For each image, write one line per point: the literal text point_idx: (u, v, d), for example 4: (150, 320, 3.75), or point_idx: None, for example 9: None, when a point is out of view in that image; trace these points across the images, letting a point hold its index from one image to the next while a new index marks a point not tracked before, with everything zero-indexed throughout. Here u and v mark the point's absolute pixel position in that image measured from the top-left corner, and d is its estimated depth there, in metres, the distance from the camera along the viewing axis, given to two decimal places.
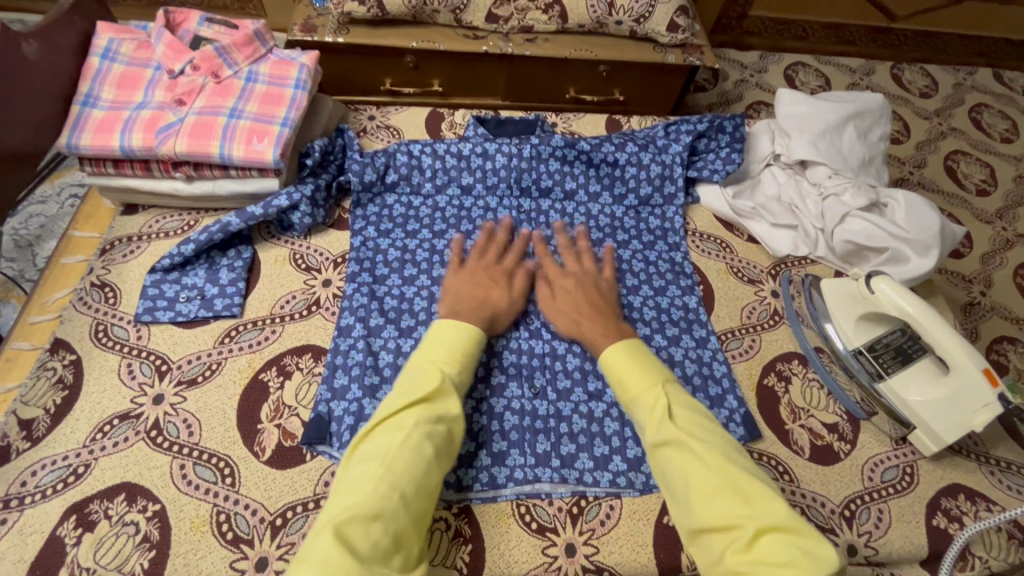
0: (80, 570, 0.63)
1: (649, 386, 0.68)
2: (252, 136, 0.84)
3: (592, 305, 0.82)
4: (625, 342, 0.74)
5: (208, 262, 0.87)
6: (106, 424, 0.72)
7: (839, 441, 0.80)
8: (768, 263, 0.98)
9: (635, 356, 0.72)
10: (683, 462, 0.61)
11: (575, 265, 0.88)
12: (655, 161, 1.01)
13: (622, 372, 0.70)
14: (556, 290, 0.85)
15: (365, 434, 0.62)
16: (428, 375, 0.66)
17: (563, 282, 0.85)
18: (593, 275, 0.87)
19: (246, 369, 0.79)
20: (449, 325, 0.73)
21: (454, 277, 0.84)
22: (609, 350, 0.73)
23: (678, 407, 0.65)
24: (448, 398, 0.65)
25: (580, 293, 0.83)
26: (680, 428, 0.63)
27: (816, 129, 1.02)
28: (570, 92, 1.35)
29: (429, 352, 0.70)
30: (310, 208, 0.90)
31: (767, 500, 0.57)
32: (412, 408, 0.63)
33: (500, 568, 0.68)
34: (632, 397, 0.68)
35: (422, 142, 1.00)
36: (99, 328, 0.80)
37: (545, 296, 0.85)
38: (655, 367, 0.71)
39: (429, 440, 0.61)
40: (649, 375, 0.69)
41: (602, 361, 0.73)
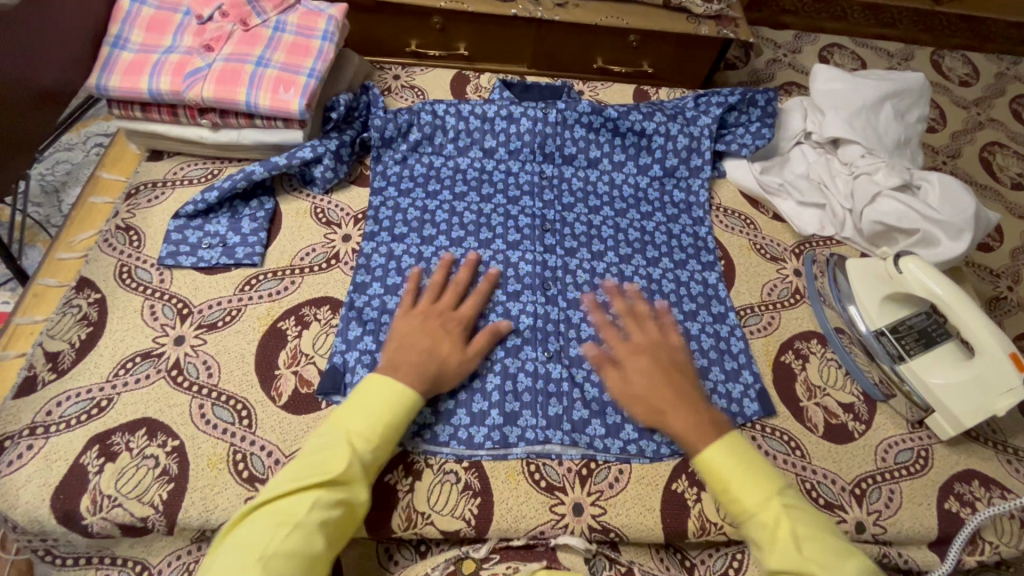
0: (102, 498, 0.65)
1: (761, 501, 0.59)
2: (279, 85, 0.84)
3: (674, 391, 0.67)
4: (723, 437, 0.63)
5: (231, 211, 0.87)
6: (129, 361, 0.74)
7: (854, 421, 0.80)
8: (792, 242, 0.96)
9: (738, 455, 0.62)
10: None
11: (642, 334, 0.73)
12: (683, 132, 0.99)
13: (726, 477, 0.61)
14: (628, 371, 0.70)
15: (254, 509, 0.56)
16: (339, 451, 0.59)
17: (633, 359, 0.70)
18: (666, 346, 0.72)
19: (265, 317, 0.79)
20: (383, 380, 0.65)
21: (403, 319, 0.73)
22: (706, 447, 0.63)
23: (801, 528, 0.57)
24: (356, 480, 0.59)
25: (658, 378, 0.68)
26: (810, 560, 0.55)
27: (851, 106, 1.00)
28: (597, 62, 1.32)
29: (348, 416, 0.62)
30: (333, 162, 0.90)
31: None
32: (313, 490, 0.56)
33: (508, 522, 0.69)
34: (741, 505, 0.60)
35: (447, 102, 0.98)
36: (124, 270, 0.81)
37: (614, 386, 0.70)
38: (761, 469, 0.62)
39: (323, 529, 0.55)
40: (755, 480, 0.61)
41: (697, 457, 0.63)
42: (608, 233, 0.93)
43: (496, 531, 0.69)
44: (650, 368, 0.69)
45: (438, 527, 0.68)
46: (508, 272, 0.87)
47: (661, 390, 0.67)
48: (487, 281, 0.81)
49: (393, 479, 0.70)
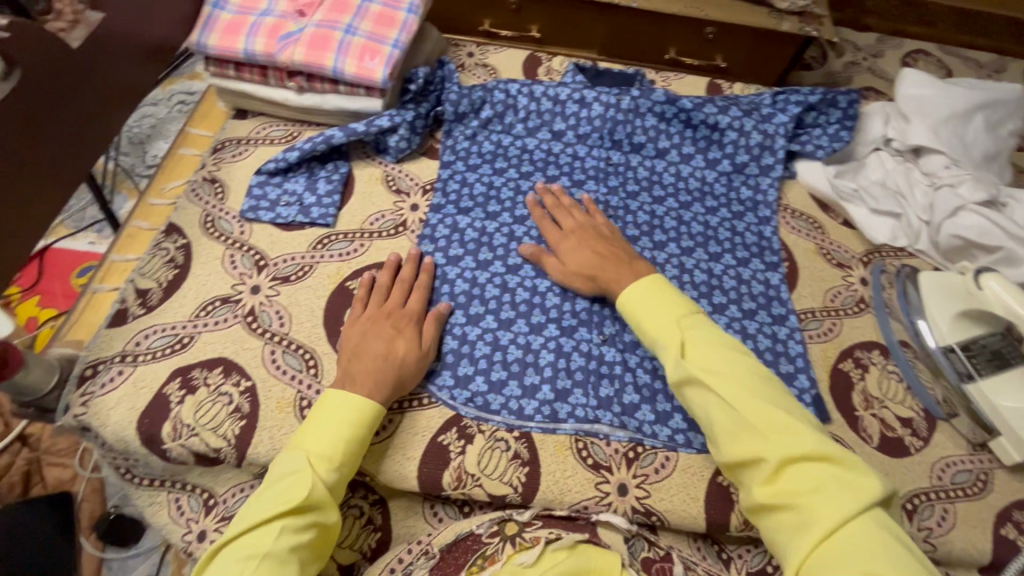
0: (183, 426, 0.70)
1: (666, 326, 0.67)
2: (365, 53, 0.86)
3: (605, 258, 0.78)
4: (642, 279, 0.72)
5: (308, 172, 0.91)
6: (209, 304, 0.79)
7: (911, 436, 0.78)
8: (862, 249, 0.93)
9: (654, 298, 0.70)
10: (704, 400, 0.61)
11: (574, 219, 0.84)
12: (757, 129, 0.97)
13: (641, 315, 0.70)
14: (563, 252, 0.82)
15: (224, 544, 0.56)
16: (300, 477, 0.60)
17: (566, 242, 0.82)
18: (592, 223, 0.83)
19: (335, 275, 0.83)
20: (343, 395, 0.66)
21: (350, 328, 0.74)
22: (625, 291, 0.73)
23: (695, 343, 0.65)
24: (321, 503, 0.60)
25: (588, 250, 0.80)
26: (700, 369, 0.63)
27: (938, 114, 0.96)
28: (670, 53, 1.31)
29: (307, 438, 0.63)
30: (408, 133, 0.93)
31: (794, 436, 0.57)
32: (278, 520, 0.57)
33: (555, 493, 0.71)
34: (653, 334, 0.68)
35: (521, 82, 1.00)
36: (208, 219, 0.86)
37: (554, 269, 0.81)
38: (670, 300, 0.69)
39: (295, 555, 0.56)
40: (666, 307, 0.69)
41: (623, 301, 0.72)
42: (670, 225, 0.92)
43: (542, 500, 0.71)
44: (590, 241, 0.81)
45: (486, 490, 0.71)
46: None
47: (594, 259, 0.78)
48: (424, 275, 0.81)
49: (447, 440, 0.73)
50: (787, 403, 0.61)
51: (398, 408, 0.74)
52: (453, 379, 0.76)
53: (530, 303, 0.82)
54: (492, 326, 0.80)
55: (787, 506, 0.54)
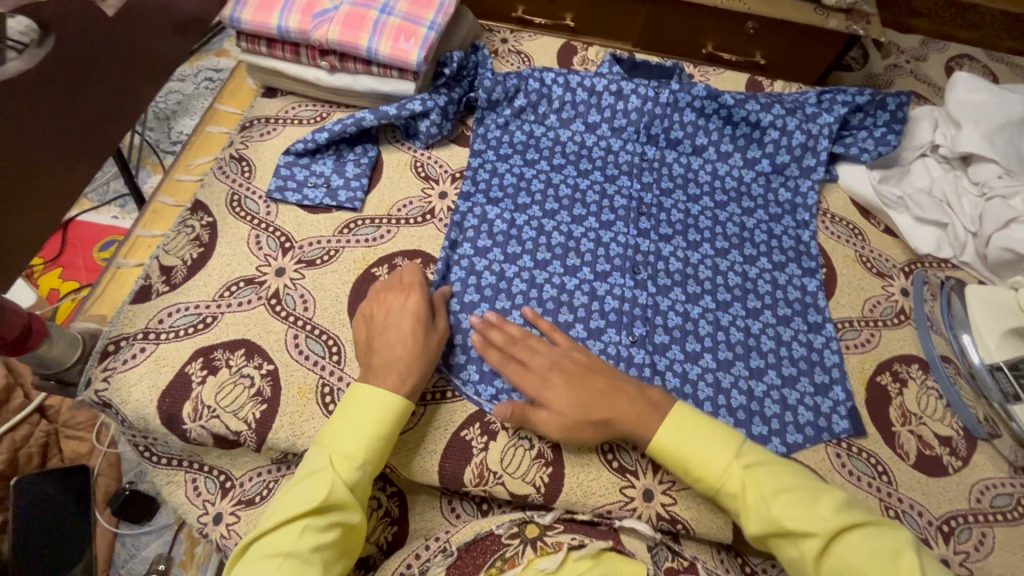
0: (204, 407, 0.69)
1: (721, 475, 0.61)
2: (400, 35, 0.84)
3: (606, 396, 0.66)
4: (670, 415, 0.65)
5: (336, 154, 0.90)
6: (233, 285, 0.77)
7: (949, 456, 0.75)
8: (903, 259, 0.90)
9: (699, 435, 0.63)
10: (801, 553, 0.56)
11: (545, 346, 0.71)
12: (800, 128, 0.93)
13: (693, 466, 0.62)
14: (553, 392, 0.67)
15: (251, 542, 0.56)
16: (322, 477, 0.58)
17: (551, 376, 0.69)
18: (568, 352, 0.71)
19: (360, 261, 0.81)
20: (367, 393, 0.64)
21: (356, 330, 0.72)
22: (658, 437, 0.64)
23: (764, 484, 0.59)
24: (342, 502, 0.58)
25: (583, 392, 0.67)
26: (782, 517, 0.57)
27: (991, 121, 0.92)
28: (707, 47, 1.27)
29: (332, 435, 0.62)
30: (439, 119, 0.90)
31: (904, 569, 0.53)
32: (301, 519, 0.56)
33: (578, 495, 0.69)
34: (709, 483, 0.62)
35: (556, 71, 0.96)
36: (235, 198, 0.85)
37: (550, 426, 0.66)
38: (714, 435, 0.63)
39: (318, 554, 0.55)
40: (709, 446, 0.63)
41: (660, 454, 0.64)
42: (705, 225, 0.90)
43: (564, 501, 0.69)
44: (580, 394, 0.67)
45: (508, 488, 0.69)
46: (599, 252, 0.86)
47: (592, 399, 0.66)
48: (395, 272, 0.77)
49: (469, 435, 0.71)
50: (878, 523, 0.57)
51: (422, 399, 0.73)
52: (478, 373, 0.74)
53: (558, 301, 0.81)
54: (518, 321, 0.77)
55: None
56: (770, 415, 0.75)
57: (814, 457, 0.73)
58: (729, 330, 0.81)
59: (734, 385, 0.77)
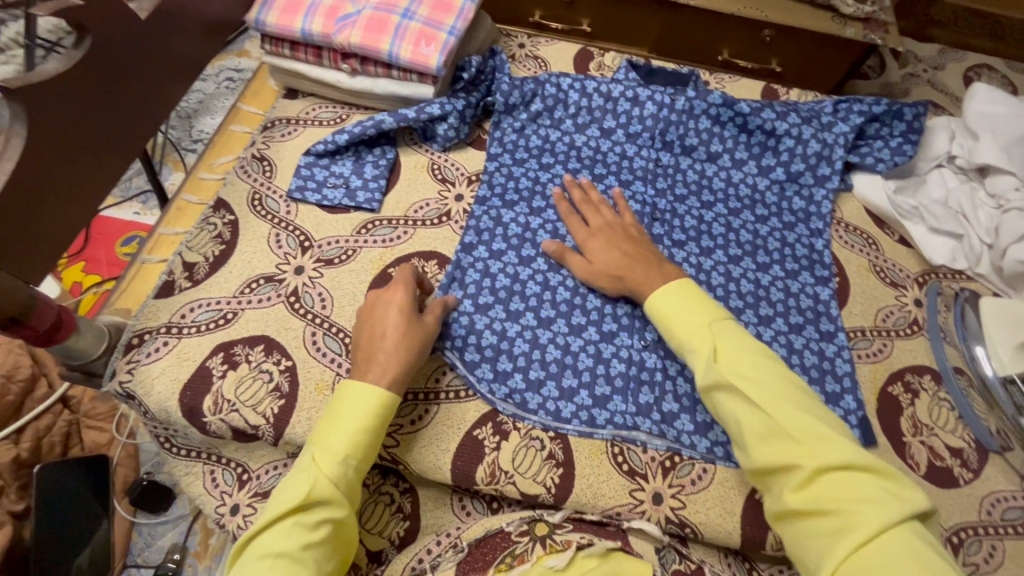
0: (223, 401, 0.71)
1: (693, 329, 0.65)
2: (421, 39, 0.86)
3: (632, 256, 0.76)
4: (675, 284, 0.69)
5: (355, 155, 0.91)
6: (254, 282, 0.79)
7: (961, 467, 0.75)
8: (917, 269, 0.90)
9: (688, 301, 0.67)
10: (736, 406, 0.59)
11: (597, 219, 0.82)
12: (815, 137, 0.94)
13: (672, 318, 0.67)
14: (590, 253, 0.79)
15: (245, 543, 0.57)
16: (306, 474, 0.59)
17: (591, 241, 0.80)
18: (619, 223, 0.81)
19: (377, 261, 0.83)
20: (350, 389, 0.64)
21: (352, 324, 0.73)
22: (654, 294, 0.70)
23: (729, 348, 0.62)
24: (329, 498, 0.58)
25: (618, 254, 0.77)
26: (735, 371, 0.60)
27: (1009, 133, 0.91)
28: (723, 54, 1.27)
29: (317, 432, 0.62)
30: (457, 122, 0.92)
31: (827, 443, 0.54)
32: (288, 517, 0.57)
33: (587, 497, 0.70)
34: (679, 337, 0.66)
35: (573, 77, 0.98)
36: (256, 197, 0.86)
37: (580, 268, 0.79)
38: (701, 301, 0.67)
39: (309, 551, 0.56)
40: (693, 305, 0.66)
41: (652, 307, 0.69)
42: (718, 231, 0.90)
43: (574, 502, 0.70)
44: (616, 244, 0.78)
45: (519, 488, 0.70)
46: None
47: (622, 259, 0.76)
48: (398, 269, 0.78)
49: (481, 434, 0.72)
50: (824, 416, 0.58)
51: (435, 398, 0.74)
52: (491, 373, 0.75)
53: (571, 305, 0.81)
54: (531, 324, 0.78)
55: (820, 515, 0.52)
56: None
57: None
58: None
59: None
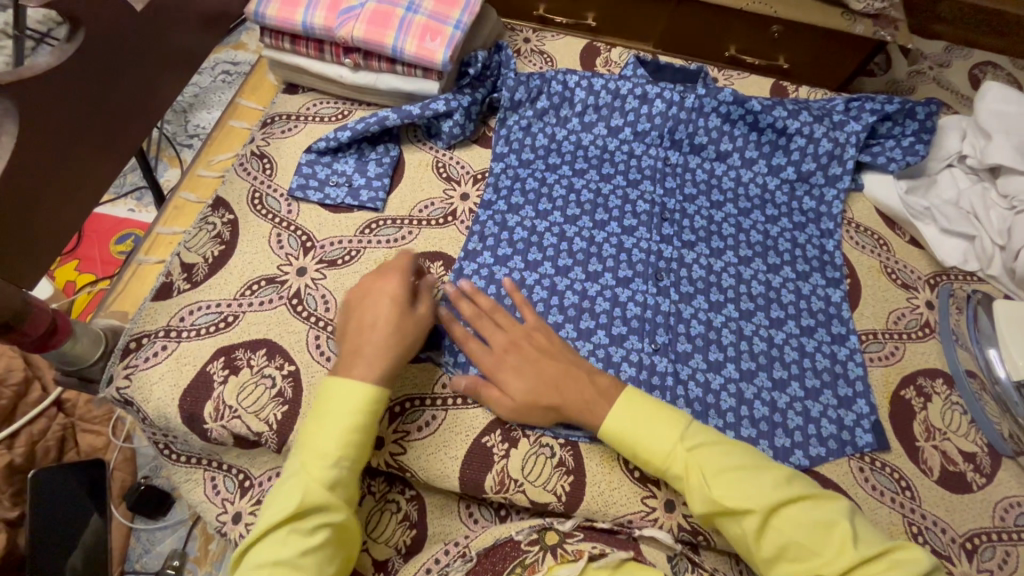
0: (225, 407, 0.69)
1: (664, 455, 0.62)
2: (426, 33, 0.83)
3: (557, 375, 0.67)
4: (619, 401, 0.65)
5: (358, 153, 0.89)
6: (254, 284, 0.77)
7: (973, 472, 0.74)
8: (928, 271, 0.89)
9: (646, 417, 0.64)
10: (740, 530, 0.59)
11: (502, 332, 0.71)
12: (827, 136, 0.92)
13: (637, 444, 0.64)
14: (508, 379, 0.69)
15: (245, 552, 0.57)
16: (298, 480, 0.58)
17: (507, 365, 0.69)
18: (533, 330, 0.71)
19: (382, 262, 0.81)
20: (335, 387, 0.62)
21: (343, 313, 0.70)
22: (604, 421, 0.65)
23: (706, 466, 0.60)
24: (325, 501, 0.57)
25: (541, 377, 0.68)
26: (721, 495, 0.59)
27: (1022, 132, 0.90)
28: (730, 50, 1.25)
29: (305, 435, 0.61)
30: (462, 119, 0.89)
31: (832, 540, 0.55)
32: (282, 525, 0.56)
33: (598, 505, 0.69)
34: (654, 464, 0.63)
35: (580, 74, 0.96)
36: (256, 196, 0.84)
37: (502, 404, 0.68)
38: (661, 415, 0.64)
39: (309, 556, 0.55)
40: (653, 429, 0.63)
41: (608, 434, 0.65)
42: (728, 232, 0.89)
43: (585, 510, 0.69)
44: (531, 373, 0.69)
45: (529, 496, 0.69)
46: (621, 257, 0.85)
47: (542, 384, 0.67)
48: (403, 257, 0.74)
49: (490, 441, 0.71)
50: (811, 495, 0.58)
51: (442, 404, 0.72)
52: None
53: (579, 308, 0.80)
54: None
55: None
56: (793, 427, 0.74)
57: (838, 470, 0.72)
58: (752, 339, 0.80)
59: (757, 396, 0.76)
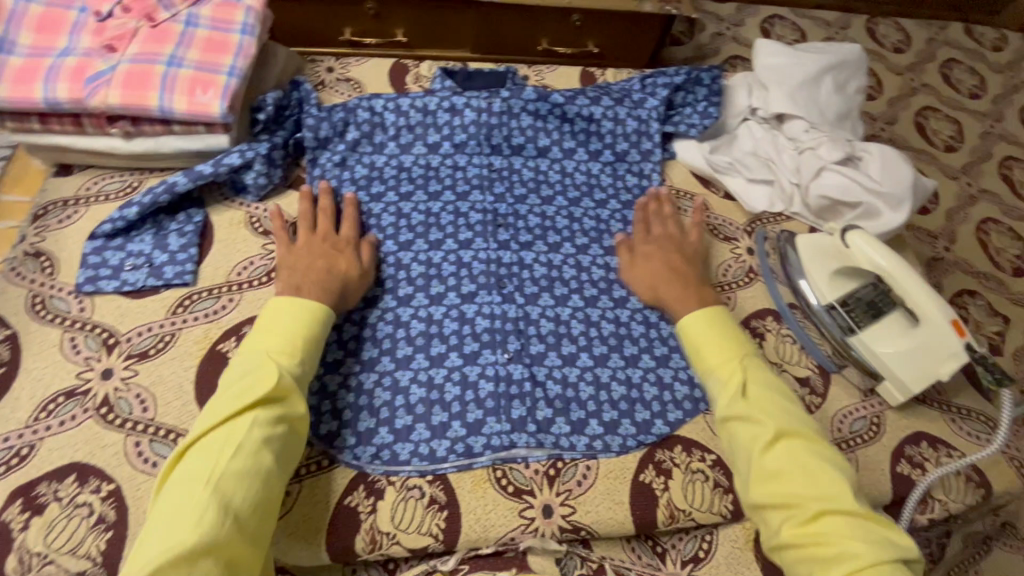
0: (32, 555, 0.60)
1: (723, 360, 0.70)
2: (196, 87, 0.77)
3: (673, 272, 0.81)
4: (703, 312, 0.75)
5: (155, 227, 0.81)
6: (51, 403, 0.68)
7: (810, 395, 0.81)
8: (744, 220, 0.96)
9: (712, 326, 0.73)
10: (750, 435, 0.64)
11: (661, 230, 0.87)
12: (631, 116, 0.97)
13: (702, 341, 0.73)
14: (636, 257, 0.85)
15: (192, 441, 0.58)
16: (264, 371, 0.62)
17: (646, 249, 0.85)
18: (676, 240, 0.86)
19: (203, 340, 0.74)
20: (291, 307, 0.69)
21: (288, 252, 0.77)
22: (687, 317, 0.75)
23: (756, 382, 0.68)
24: (290, 395, 0.63)
25: (664, 262, 0.83)
26: (754, 406, 0.65)
27: (792, 81, 1.00)
28: (542, 44, 1.28)
29: (263, 340, 0.66)
30: (265, 167, 0.84)
31: (833, 483, 0.60)
32: (249, 411, 0.59)
33: (477, 533, 0.67)
34: (706, 365, 0.71)
35: (386, 97, 0.94)
36: (37, 301, 0.74)
37: (625, 271, 0.84)
38: (733, 337, 0.73)
39: (268, 444, 0.59)
40: (720, 340, 0.72)
41: (680, 329, 0.75)
42: (562, 224, 0.90)
43: (465, 542, 0.67)
44: (633, 268, 0.84)
45: (405, 545, 0.66)
46: (462, 273, 0.84)
47: (670, 271, 0.82)
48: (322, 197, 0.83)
49: (354, 501, 0.67)
50: (831, 452, 0.63)
51: (297, 476, 0.68)
52: (354, 437, 0.70)
53: (428, 334, 0.78)
54: (390, 368, 0.75)
55: (818, 550, 0.56)
56: (649, 400, 0.77)
57: (696, 428, 0.76)
58: (600, 324, 0.82)
59: (612, 377, 0.78)
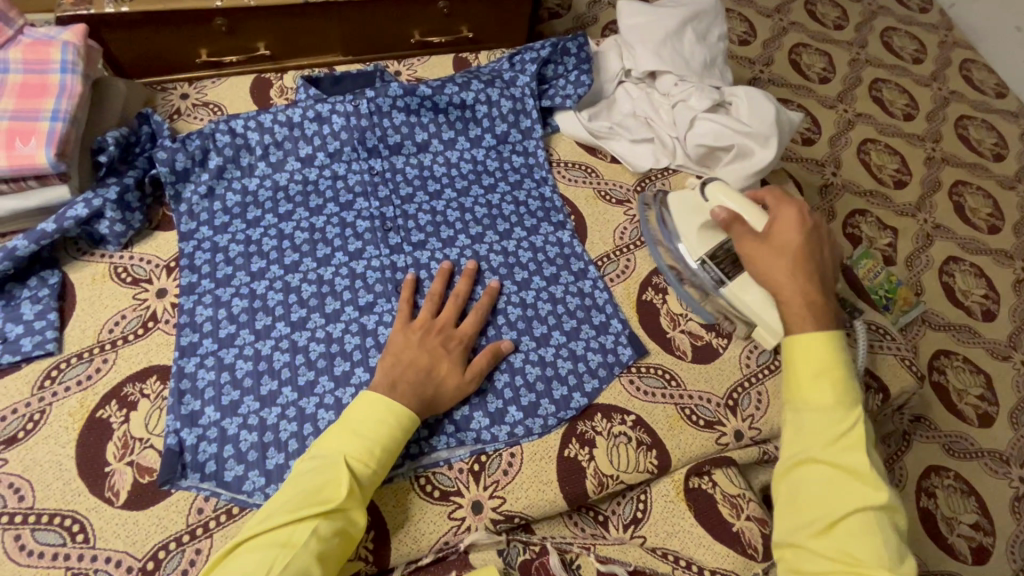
0: None
1: (838, 404, 0.62)
2: (13, 139, 0.71)
3: (805, 278, 0.70)
4: (828, 340, 0.65)
5: (5, 298, 0.74)
6: None
7: (716, 337, 0.84)
8: (633, 181, 0.98)
9: (834, 364, 0.63)
10: (829, 485, 0.59)
11: (799, 215, 0.74)
12: (504, 96, 0.96)
13: (814, 370, 0.63)
14: (771, 239, 0.73)
15: (247, 538, 0.56)
16: (335, 475, 0.60)
17: (779, 232, 0.73)
18: (815, 235, 0.73)
19: (78, 410, 0.69)
20: (378, 405, 0.64)
21: (401, 335, 0.72)
22: (806, 335, 0.65)
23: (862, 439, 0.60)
24: (354, 507, 0.60)
25: (798, 260, 0.71)
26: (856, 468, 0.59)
27: (657, 38, 1.01)
28: (415, 36, 1.25)
29: (343, 439, 0.62)
30: (119, 213, 0.78)
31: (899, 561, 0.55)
32: (312, 520, 0.57)
33: (409, 545, 0.66)
34: (811, 400, 0.63)
35: (245, 116, 0.88)
36: None
37: (748, 244, 0.74)
38: (847, 380, 0.63)
39: (319, 561, 0.56)
40: (832, 380, 0.63)
41: (792, 342, 0.66)
42: (454, 216, 0.88)
43: (400, 557, 0.66)
44: (756, 251, 0.73)
45: None
46: (356, 285, 0.80)
47: (794, 268, 0.70)
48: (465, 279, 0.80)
49: None
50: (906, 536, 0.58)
51: (205, 532, 0.64)
52: (263, 476, 0.66)
53: (330, 354, 0.75)
54: (292, 399, 0.71)
55: None
56: (565, 374, 0.77)
57: (613, 394, 0.77)
58: (506, 309, 0.81)
59: (526, 360, 0.77)
